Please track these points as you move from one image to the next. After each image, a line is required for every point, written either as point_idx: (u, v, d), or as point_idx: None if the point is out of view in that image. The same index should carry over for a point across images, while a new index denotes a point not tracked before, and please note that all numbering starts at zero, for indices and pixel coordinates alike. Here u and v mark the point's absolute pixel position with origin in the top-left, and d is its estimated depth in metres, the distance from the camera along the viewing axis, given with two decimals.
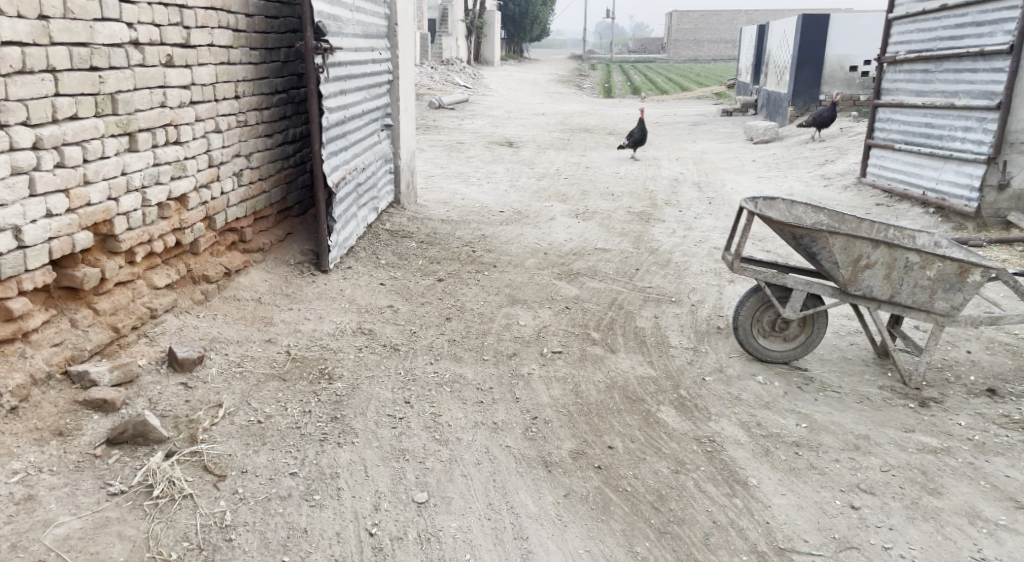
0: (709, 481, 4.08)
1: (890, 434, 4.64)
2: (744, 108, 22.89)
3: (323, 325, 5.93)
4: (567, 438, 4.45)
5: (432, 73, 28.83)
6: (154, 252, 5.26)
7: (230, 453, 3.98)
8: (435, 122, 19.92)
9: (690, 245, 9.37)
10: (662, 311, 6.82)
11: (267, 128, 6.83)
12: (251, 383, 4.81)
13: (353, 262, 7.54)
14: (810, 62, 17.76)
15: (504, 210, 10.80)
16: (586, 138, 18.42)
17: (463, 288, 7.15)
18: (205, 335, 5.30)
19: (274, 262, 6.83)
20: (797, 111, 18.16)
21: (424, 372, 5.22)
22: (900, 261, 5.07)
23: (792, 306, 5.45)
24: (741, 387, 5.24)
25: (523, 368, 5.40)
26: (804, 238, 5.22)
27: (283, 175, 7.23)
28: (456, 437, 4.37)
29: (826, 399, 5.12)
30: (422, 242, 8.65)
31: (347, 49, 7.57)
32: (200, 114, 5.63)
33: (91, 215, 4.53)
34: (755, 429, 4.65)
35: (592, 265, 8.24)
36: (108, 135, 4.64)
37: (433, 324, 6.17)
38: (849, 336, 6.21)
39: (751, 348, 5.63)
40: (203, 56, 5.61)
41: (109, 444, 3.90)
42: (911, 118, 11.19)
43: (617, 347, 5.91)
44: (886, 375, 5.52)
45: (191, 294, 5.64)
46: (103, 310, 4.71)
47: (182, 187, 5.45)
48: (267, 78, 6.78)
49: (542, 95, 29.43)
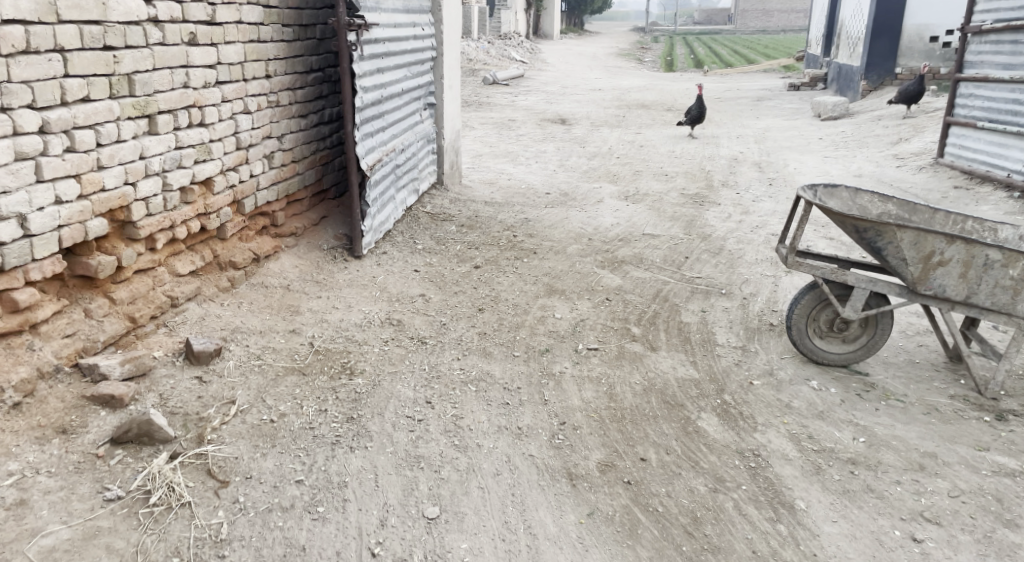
0: (750, 503, 3.69)
1: (961, 452, 4.15)
2: (813, 82, 21.80)
3: (351, 315, 5.70)
4: (597, 447, 4.12)
5: (489, 47, 28.39)
6: (177, 238, 5.07)
7: (237, 456, 3.79)
8: (488, 98, 19.57)
9: (747, 231, 8.87)
10: (710, 305, 6.41)
11: (301, 108, 6.60)
12: (269, 377, 4.61)
13: (389, 247, 7.31)
14: (887, 34, 16.81)
15: (550, 192, 10.44)
16: (641, 115, 17.81)
17: (500, 277, 6.86)
18: (227, 325, 5.12)
19: (306, 247, 6.63)
20: (870, 85, 17.20)
21: (449, 369, 4.95)
22: (979, 259, 4.54)
23: (853, 306, 4.96)
24: (792, 393, 4.81)
25: (554, 366, 5.09)
26: (868, 232, 4.71)
27: (318, 156, 7.00)
28: (476, 443, 4.09)
29: (888, 409, 4.65)
30: (462, 226, 8.37)
31: (385, 24, 7.26)
32: (226, 94, 5.41)
33: (105, 201, 4.33)
34: (806, 443, 4.22)
35: (638, 252, 7.85)
36: (124, 118, 4.43)
37: (464, 315, 5.91)
38: (917, 337, 5.69)
39: (805, 350, 5.18)
40: (229, 33, 5.38)
41: (113, 444, 3.74)
42: (997, 93, 10.44)
43: (658, 345, 5.54)
44: (958, 383, 5.00)
45: (217, 281, 5.47)
46: (120, 299, 4.56)
47: (207, 171, 5.24)
48: (301, 56, 6.53)
49: (600, 69, 28.72)
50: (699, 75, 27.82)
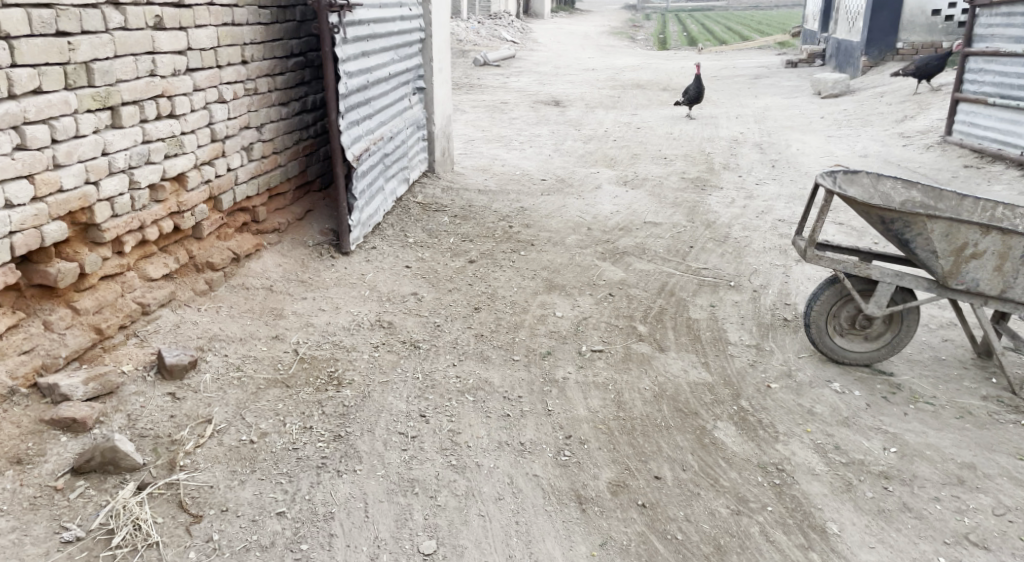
0: (778, 527, 3.36)
1: (1002, 462, 3.83)
2: (811, 58, 21.35)
3: (339, 317, 5.32)
4: (606, 464, 3.78)
5: (479, 28, 27.77)
6: (147, 240, 4.66)
7: (211, 485, 3.44)
8: (479, 81, 19.05)
9: (752, 217, 8.51)
10: (720, 299, 6.06)
11: (281, 96, 6.17)
12: (249, 391, 4.21)
13: (378, 241, 6.92)
14: (888, 7, 16.37)
15: (546, 178, 10.05)
16: (637, 96, 17.34)
17: (496, 272, 6.50)
18: (205, 332, 4.71)
19: (290, 243, 6.22)
20: (871, 60, 16.84)
21: (444, 377, 4.58)
22: (1017, 251, 4.22)
23: (877, 302, 4.63)
24: (814, 397, 4.48)
25: (557, 372, 4.74)
26: (895, 223, 4.35)
27: (301, 147, 6.58)
28: (475, 463, 3.74)
29: (918, 414, 4.32)
30: (456, 217, 7.99)
31: (370, 5, 6.82)
32: (198, 82, 4.98)
33: (64, 203, 3.94)
34: (834, 455, 3.89)
35: (640, 242, 7.48)
36: (83, 110, 4.02)
37: (460, 315, 5.55)
38: (940, 331, 5.37)
39: (824, 349, 4.86)
40: (200, 16, 4.95)
41: (74, 475, 3.39)
42: (1008, 68, 10.06)
43: (667, 345, 5.20)
44: (990, 382, 4.69)
45: (193, 284, 5.06)
46: (85, 309, 4.16)
47: (179, 166, 4.82)
48: (280, 40, 6.10)
49: (593, 49, 28.11)
50: (694, 53, 27.31)
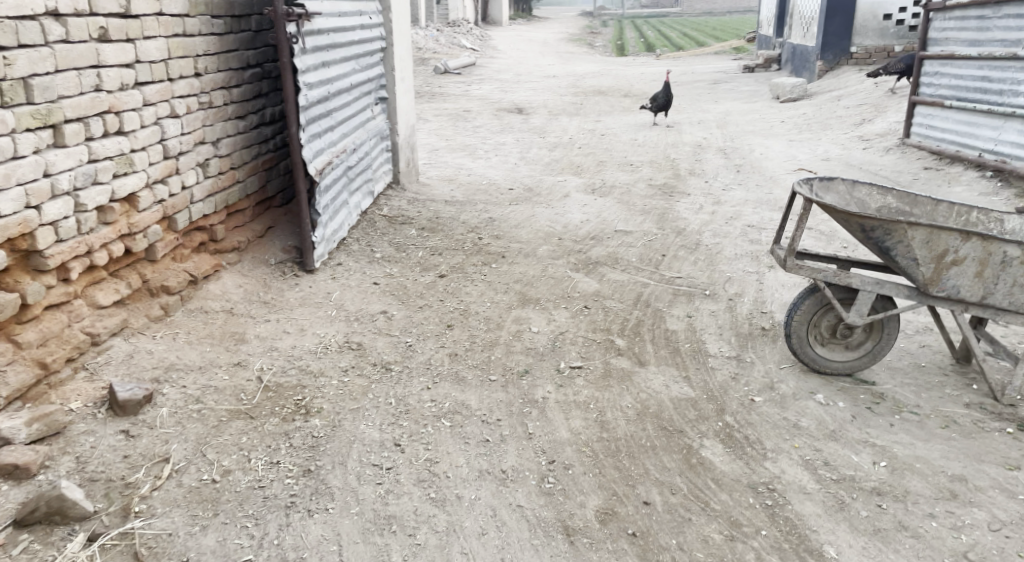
0: (773, 553, 3.24)
1: (992, 473, 3.76)
2: (767, 63, 21.62)
3: (304, 339, 5.08)
4: (593, 491, 3.62)
5: (438, 36, 27.57)
6: (96, 265, 4.36)
7: (171, 532, 3.21)
8: (441, 89, 18.85)
9: (722, 223, 8.46)
10: (696, 309, 5.96)
11: (238, 109, 5.90)
12: (210, 424, 3.95)
13: (344, 257, 6.67)
14: (841, 13, 16.59)
15: (514, 187, 9.90)
16: (600, 102, 17.31)
17: (468, 286, 6.32)
18: (160, 362, 4.42)
19: (251, 263, 5.95)
20: (826, 65, 17.00)
21: (419, 401, 4.37)
22: (996, 257, 4.18)
23: (858, 311, 4.55)
24: (799, 411, 4.38)
25: (536, 391, 4.57)
26: (875, 231, 4.28)
27: (261, 161, 6.32)
28: (456, 495, 3.55)
29: (904, 424, 4.24)
30: (423, 230, 7.78)
31: (329, 14, 6.59)
32: (148, 97, 4.71)
33: (2, 230, 3.66)
34: (823, 472, 3.79)
35: (612, 251, 7.37)
36: (21, 130, 3.75)
37: (432, 334, 5.35)
38: (917, 337, 5.33)
39: (805, 360, 4.78)
40: (148, 27, 4.68)
41: (17, 527, 3.12)
42: (963, 70, 10.20)
43: (647, 359, 5.07)
44: (971, 388, 4.64)
45: (147, 310, 4.77)
46: (28, 343, 3.87)
47: (129, 185, 4.54)
48: (235, 51, 5.84)
49: (553, 56, 28.07)
50: (653, 59, 27.48)
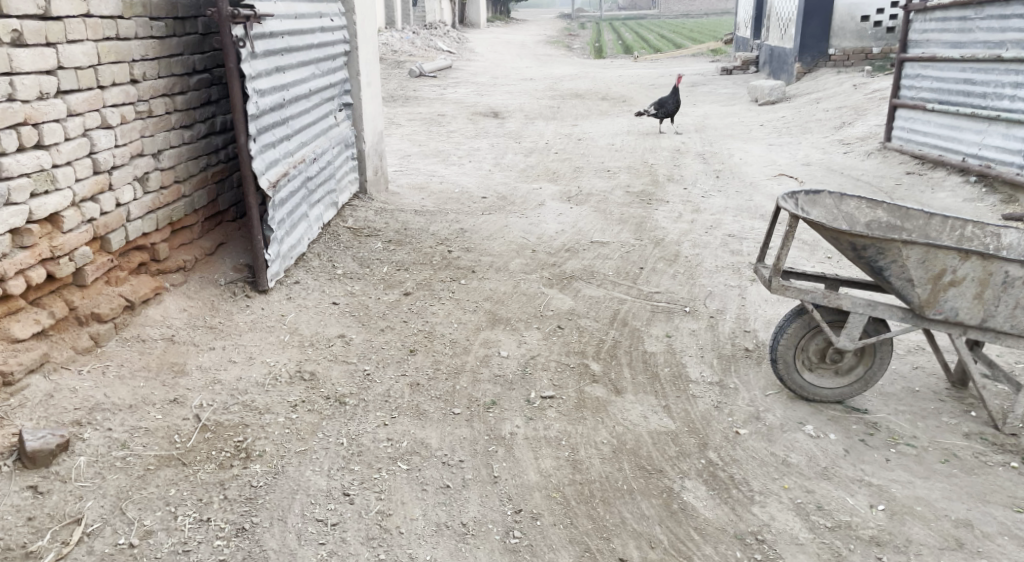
0: None
1: (999, 517, 3.45)
2: (745, 65, 21.44)
3: (252, 370, 4.66)
4: (562, 547, 3.27)
5: (414, 38, 27.05)
6: (10, 294, 3.94)
7: None
8: (416, 93, 18.41)
9: (702, 233, 8.13)
10: (676, 328, 5.61)
11: (183, 118, 5.46)
12: (135, 474, 3.54)
13: (302, 275, 6.24)
14: (818, 15, 16.31)
15: (487, 196, 9.51)
16: (577, 106, 16.94)
17: (434, 306, 5.92)
18: (84, 401, 4.00)
19: (198, 284, 5.50)
20: (804, 67, 16.79)
21: (373, 442, 3.97)
22: (997, 277, 3.87)
23: (849, 334, 4.22)
24: (788, 444, 4.03)
25: (503, 427, 4.18)
26: (868, 250, 3.96)
27: (209, 173, 5.88)
28: (408, 556, 3.17)
29: (900, 459, 3.91)
30: (389, 242, 7.37)
31: (282, 15, 6.16)
32: (74, 106, 4.29)
33: None
34: (816, 517, 3.46)
35: (588, 264, 7.01)
36: None
37: (393, 360, 4.95)
38: (910, 358, 5.00)
39: (793, 386, 4.44)
40: (74, 30, 4.26)
41: None
42: (945, 73, 9.95)
43: (624, 386, 4.71)
44: (970, 415, 4.32)
45: (74, 341, 4.32)
46: None
47: (51, 205, 4.11)
48: (178, 55, 5.40)
49: (530, 59, 27.67)
50: (630, 62, 27.19)
